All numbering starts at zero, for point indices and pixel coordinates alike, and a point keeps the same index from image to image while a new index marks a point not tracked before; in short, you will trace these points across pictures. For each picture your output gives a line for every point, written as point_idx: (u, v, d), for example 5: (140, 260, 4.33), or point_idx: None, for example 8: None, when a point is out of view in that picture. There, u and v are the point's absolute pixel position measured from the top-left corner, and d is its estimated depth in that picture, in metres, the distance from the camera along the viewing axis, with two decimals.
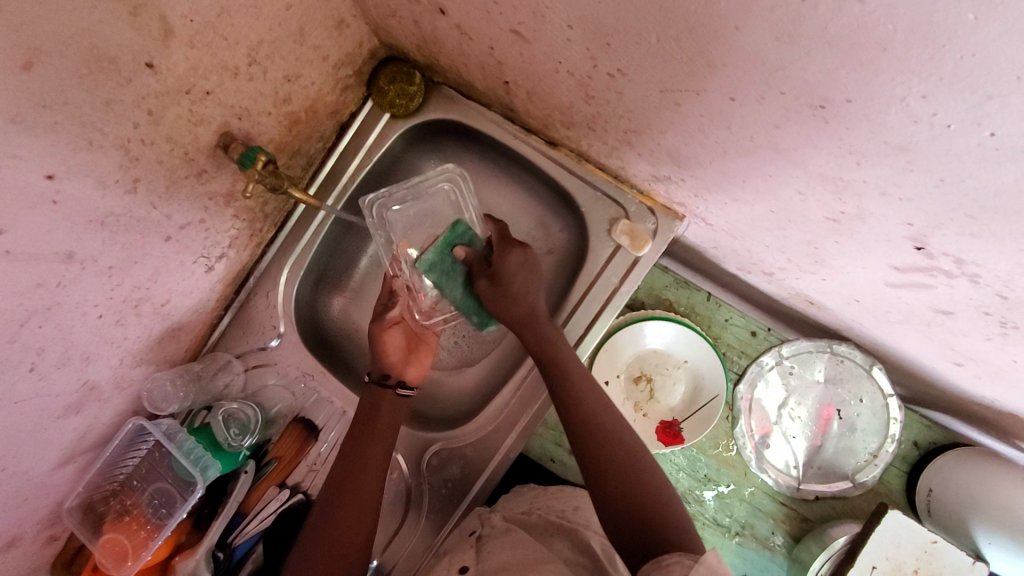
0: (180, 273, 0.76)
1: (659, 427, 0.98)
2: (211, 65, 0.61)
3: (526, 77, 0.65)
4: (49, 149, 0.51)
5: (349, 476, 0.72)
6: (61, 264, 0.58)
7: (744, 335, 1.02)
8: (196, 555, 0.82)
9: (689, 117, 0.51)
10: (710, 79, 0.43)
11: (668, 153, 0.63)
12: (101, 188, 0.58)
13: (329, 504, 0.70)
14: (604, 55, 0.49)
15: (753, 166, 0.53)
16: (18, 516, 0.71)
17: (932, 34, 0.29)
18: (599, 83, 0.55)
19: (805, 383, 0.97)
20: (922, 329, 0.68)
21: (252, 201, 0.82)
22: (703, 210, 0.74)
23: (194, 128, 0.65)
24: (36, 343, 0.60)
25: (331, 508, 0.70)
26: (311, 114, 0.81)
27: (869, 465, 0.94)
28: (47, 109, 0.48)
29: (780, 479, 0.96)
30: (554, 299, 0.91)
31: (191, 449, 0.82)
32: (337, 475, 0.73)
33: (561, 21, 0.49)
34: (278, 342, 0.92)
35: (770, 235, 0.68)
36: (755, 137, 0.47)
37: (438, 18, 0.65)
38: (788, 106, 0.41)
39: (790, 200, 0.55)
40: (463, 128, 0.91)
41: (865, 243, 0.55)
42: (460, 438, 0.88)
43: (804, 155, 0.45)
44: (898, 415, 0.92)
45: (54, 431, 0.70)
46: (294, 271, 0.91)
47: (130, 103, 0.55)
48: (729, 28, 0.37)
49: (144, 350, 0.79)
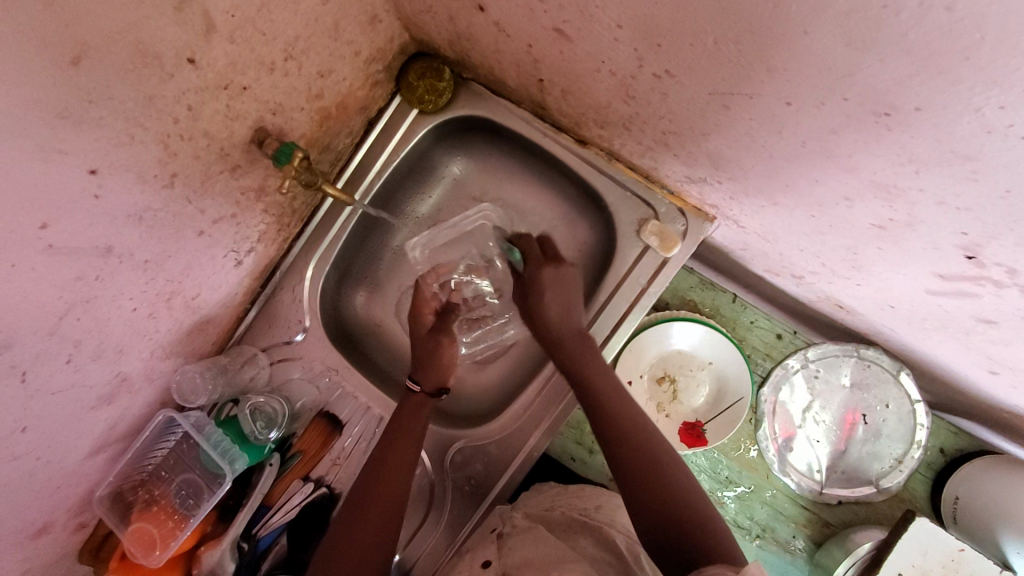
0: (211, 267, 0.77)
1: (682, 428, 0.97)
2: (249, 60, 0.61)
3: (563, 75, 0.65)
4: (93, 144, 0.51)
5: (380, 478, 0.73)
6: (99, 258, 0.58)
7: (770, 338, 1.01)
8: (220, 547, 0.84)
9: (736, 120, 0.50)
10: (766, 82, 0.43)
11: (708, 155, 0.62)
12: (140, 183, 0.58)
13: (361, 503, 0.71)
14: (653, 56, 0.49)
15: (798, 170, 0.53)
16: (50, 504, 0.72)
17: (1018, 45, 0.28)
18: (643, 83, 0.55)
19: (830, 387, 0.96)
20: (960, 337, 0.67)
21: (281, 196, 0.82)
22: (737, 213, 0.74)
23: (230, 123, 0.64)
24: (73, 336, 0.60)
25: (362, 509, 0.70)
26: (342, 109, 0.81)
27: (894, 470, 0.93)
28: (93, 105, 0.48)
29: (803, 482, 0.96)
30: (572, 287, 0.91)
31: (219, 441, 0.82)
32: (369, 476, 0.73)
33: (610, 21, 0.48)
34: (303, 337, 0.92)
35: (807, 239, 0.67)
36: (807, 142, 0.47)
37: (476, 15, 0.64)
38: (848, 111, 0.40)
39: (834, 205, 0.54)
40: (491, 125, 0.90)
41: (911, 250, 0.54)
42: (484, 435, 0.88)
43: (858, 161, 0.45)
44: (926, 422, 0.91)
45: (87, 421, 0.71)
46: (320, 265, 0.92)
47: (171, 98, 0.55)
48: (794, 31, 0.36)
49: (174, 342, 0.79)
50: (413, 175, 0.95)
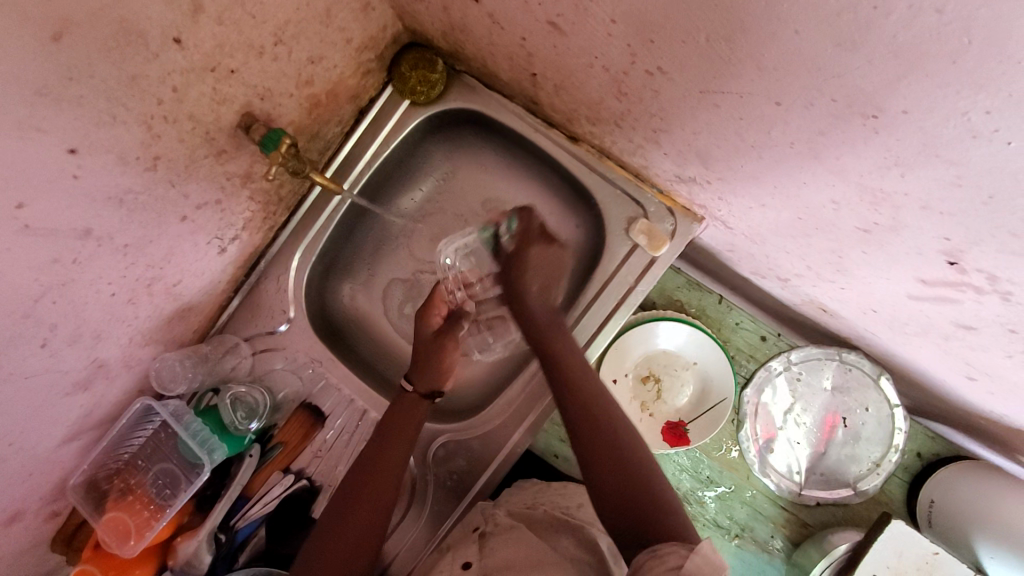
0: (194, 254, 0.75)
1: (665, 428, 0.97)
2: (237, 43, 0.60)
3: (555, 70, 0.64)
4: (73, 123, 0.50)
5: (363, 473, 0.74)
6: (78, 240, 0.57)
7: (754, 340, 1.01)
8: (196, 537, 0.84)
9: (727, 119, 0.50)
10: (757, 82, 0.43)
11: (697, 154, 0.62)
12: (122, 164, 0.57)
13: (349, 496, 0.72)
14: (646, 52, 0.49)
15: (785, 172, 0.53)
16: (21, 490, 0.70)
17: (1007, 49, 0.28)
18: (635, 80, 0.55)
19: (811, 390, 0.97)
20: (940, 343, 0.69)
21: (268, 183, 0.80)
22: (726, 213, 0.74)
23: (217, 107, 0.63)
24: (48, 319, 0.59)
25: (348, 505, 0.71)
26: (332, 97, 0.80)
27: (872, 473, 0.94)
28: (74, 82, 0.47)
29: (783, 483, 0.97)
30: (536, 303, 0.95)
31: (197, 431, 0.81)
32: (358, 470, 0.74)
33: (604, 15, 0.48)
34: (287, 327, 0.91)
35: (793, 241, 0.68)
36: (795, 143, 0.47)
37: (470, 6, 0.63)
38: (838, 113, 0.40)
39: (821, 208, 0.55)
40: (482, 119, 0.89)
41: (894, 255, 0.55)
42: (466, 431, 0.88)
43: (846, 164, 0.45)
44: (904, 426, 0.92)
45: (62, 407, 0.69)
46: (306, 255, 0.91)
47: (156, 78, 0.54)
48: (787, 30, 0.36)
49: (154, 329, 0.78)
50: (402, 167, 0.94)
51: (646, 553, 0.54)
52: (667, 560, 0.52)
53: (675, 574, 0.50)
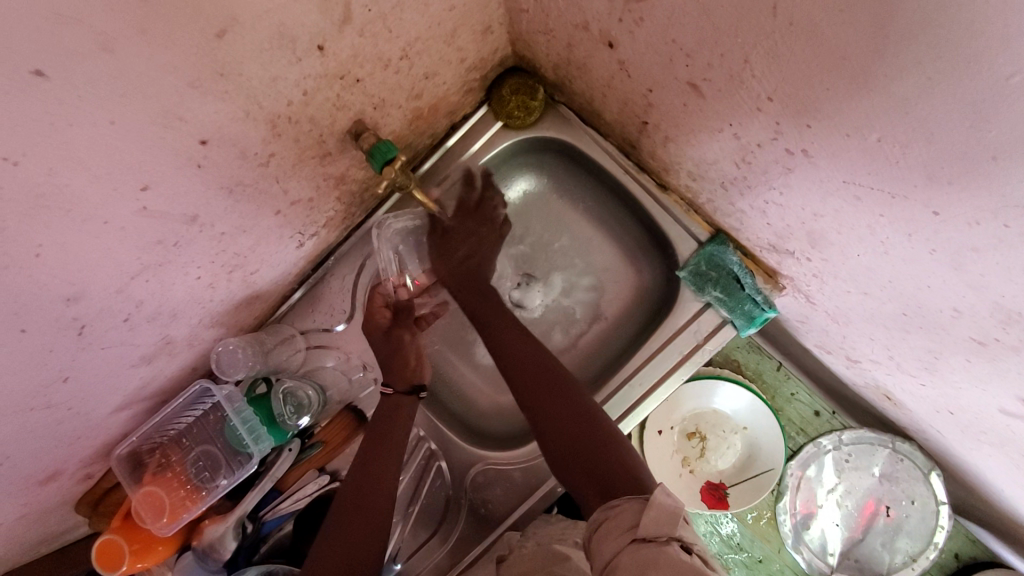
0: (276, 246, 0.76)
1: (704, 488, 0.96)
2: (370, 54, 0.60)
3: (672, 125, 0.64)
4: (211, 117, 0.50)
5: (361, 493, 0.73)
6: (183, 225, 0.57)
7: (807, 414, 1.00)
8: (225, 523, 0.83)
9: (863, 213, 0.50)
10: (917, 188, 0.42)
11: (807, 232, 0.61)
12: (241, 158, 0.57)
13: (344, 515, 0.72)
14: (795, 132, 0.48)
15: (907, 272, 0.52)
16: (69, 452, 0.70)
17: None
18: (767, 154, 0.54)
19: (858, 473, 0.95)
20: (1013, 457, 0.66)
21: (356, 186, 0.80)
22: (813, 289, 0.73)
23: (335, 112, 0.63)
24: (138, 296, 0.59)
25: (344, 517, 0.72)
26: (433, 111, 0.80)
27: (906, 568, 0.91)
28: (223, 78, 0.47)
29: (814, 562, 0.94)
30: (596, 341, 0.95)
31: (247, 419, 0.81)
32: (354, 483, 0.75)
33: (760, 92, 0.48)
34: (344, 327, 0.91)
35: (883, 331, 0.67)
36: (936, 251, 0.46)
37: (601, 49, 0.63)
38: (1001, 237, 0.39)
39: (935, 313, 0.54)
40: (572, 151, 0.89)
41: (1003, 372, 0.53)
42: (510, 460, 0.87)
43: (988, 282, 0.44)
44: (947, 524, 0.89)
45: (125, 377, 0.69)
46: (375, 259, 0.91)
47: (292, 81, 0.54)
48: (982, 155, 0.35)
49: (222, 312, 0.78)
50: None
51: (606, 512, 0.57)
52: (623, 518, 0.55)
53: (630, 532, 0.53)
